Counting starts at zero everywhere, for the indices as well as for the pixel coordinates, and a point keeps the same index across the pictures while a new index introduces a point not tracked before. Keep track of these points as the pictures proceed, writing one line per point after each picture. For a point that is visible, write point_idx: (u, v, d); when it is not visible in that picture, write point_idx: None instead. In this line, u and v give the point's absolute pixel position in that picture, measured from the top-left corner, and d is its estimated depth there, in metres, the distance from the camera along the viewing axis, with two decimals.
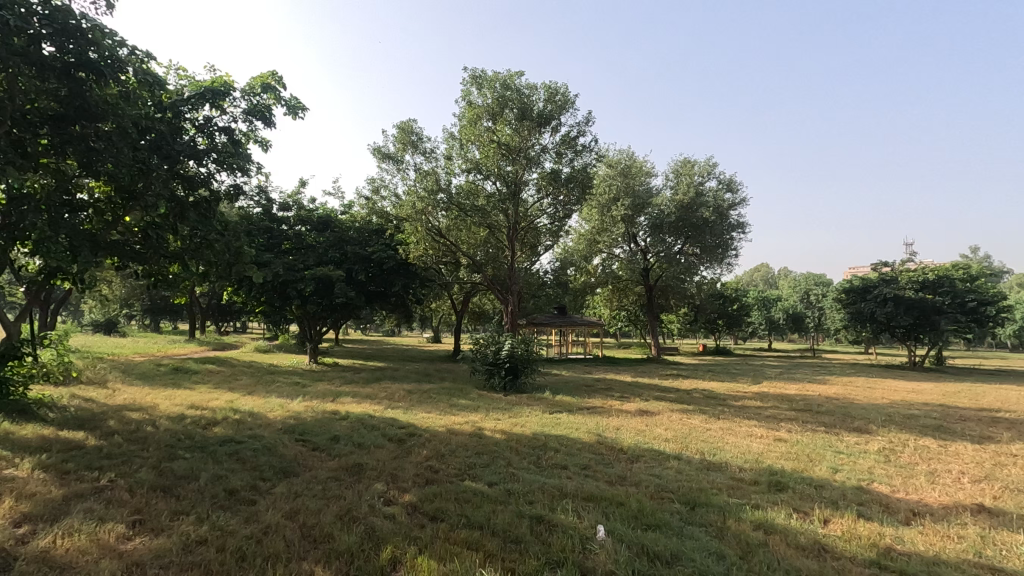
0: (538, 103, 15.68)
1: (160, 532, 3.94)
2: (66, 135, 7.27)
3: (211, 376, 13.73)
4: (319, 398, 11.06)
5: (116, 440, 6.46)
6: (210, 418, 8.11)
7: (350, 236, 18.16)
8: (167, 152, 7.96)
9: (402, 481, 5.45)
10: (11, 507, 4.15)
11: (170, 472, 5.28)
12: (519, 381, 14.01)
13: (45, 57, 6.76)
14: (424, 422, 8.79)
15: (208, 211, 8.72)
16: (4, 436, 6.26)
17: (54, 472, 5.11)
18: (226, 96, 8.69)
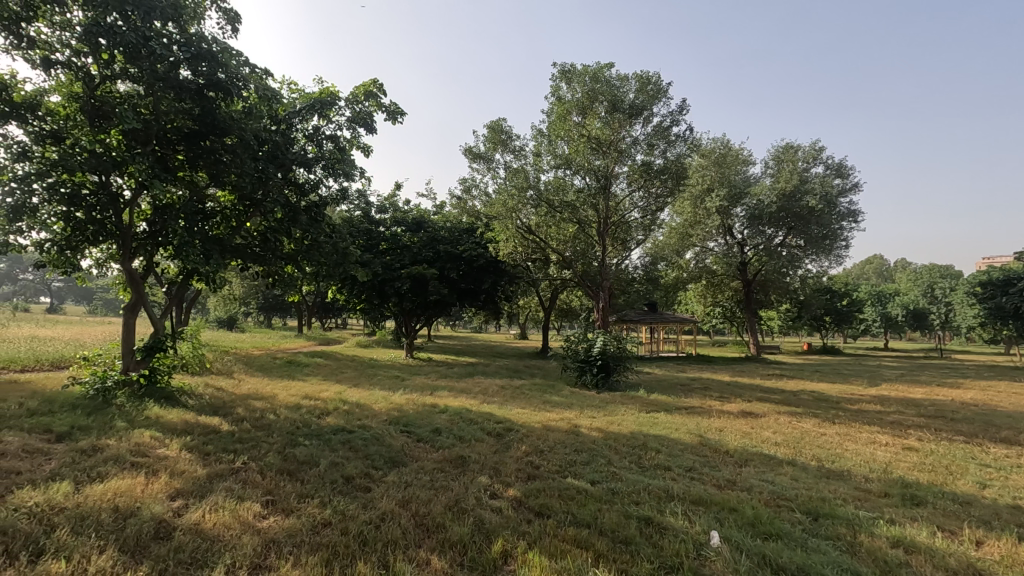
0: (629, 94, 15.31)
1: (290, 512, 4.26)
2: (198, 150, 8.12)
3: (319, 369, 14.73)
4: (418, 391, 11.51)
5: (245, 426, 7.09)
6: (323, 407, 8.70)
7: (442, 236, 18.74)
8: (281, 161, 8.62)
9: (505, 475, 5.51)
10: (167, 483, 4.67)
11: (293, 458, 5.69)
12: (612, 379, 13.75)
13: (182, 81, 7.54)
14: (520, 417, 8.87)
15: (318, 213, 9.52)
16: (155, 419, 7.08)
17: (198, 453, 5.71)
18: (334, 106, 9.26)
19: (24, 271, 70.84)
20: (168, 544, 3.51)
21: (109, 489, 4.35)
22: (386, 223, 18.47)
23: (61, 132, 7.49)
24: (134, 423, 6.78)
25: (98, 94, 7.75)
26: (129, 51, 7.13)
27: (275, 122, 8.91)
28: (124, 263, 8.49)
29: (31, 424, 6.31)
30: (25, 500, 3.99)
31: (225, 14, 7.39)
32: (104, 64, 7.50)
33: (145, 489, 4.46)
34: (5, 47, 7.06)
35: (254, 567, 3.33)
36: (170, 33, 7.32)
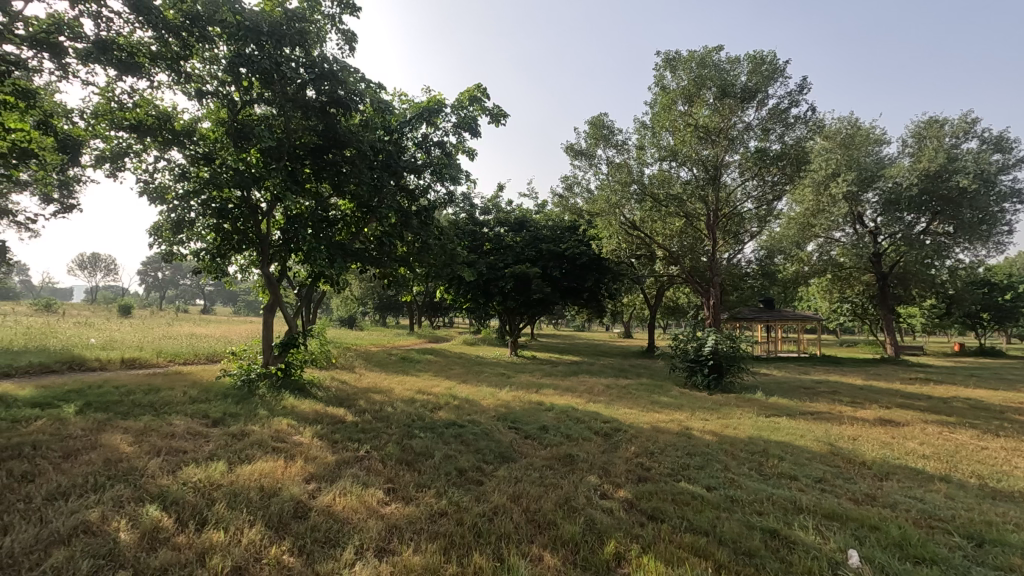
0: (740, 77, 14.38)
1: (409, 500, 4.50)
2: (322, 163, 8.85)
3: (431, 365, 15.44)
4: (523, 388, 11.69)
5: (366, 417, 7.61)
6: (435, 402, 9.11)
7: (544, 234, 18.82)
8: (394, 169, 9.16)
9: (615, 476, 5.40)
10: (303, 467, 5.14)
11: (411, 449, 6.01)
12: (725, 379, 13.02)
13: (309, 100, 8.27)
14: (627, 417, 8.67)
15: (428, 217, 9.99)
16: (290, 408, 7.83)
17: (327, 440, 6.22)
18: (441, 113, 9.59)
19: (183, 278, 81.60)
20: (306, 523, 3.85)
21: (256, 470, 4.87)
22: (490, 224, 18.95)
23: (212, 154, 8.50)
24: (273, 412, 7.54)
25: (239, 118, 8.68)
26: (264, 77, 7.92)
27: (388, 132, 9.44)
28: (263, 268, 9.48)
29: (193, 410, 7.24)
30: (191, 476, 4.59)
31: (342, 35, 7.99)
32: (244, 91, 8.41)
33: (284, 472, 4.94)
34: (169, 83, 8.16)
35: (380, 550, 3.55)
36: (298, 57, 8.05)
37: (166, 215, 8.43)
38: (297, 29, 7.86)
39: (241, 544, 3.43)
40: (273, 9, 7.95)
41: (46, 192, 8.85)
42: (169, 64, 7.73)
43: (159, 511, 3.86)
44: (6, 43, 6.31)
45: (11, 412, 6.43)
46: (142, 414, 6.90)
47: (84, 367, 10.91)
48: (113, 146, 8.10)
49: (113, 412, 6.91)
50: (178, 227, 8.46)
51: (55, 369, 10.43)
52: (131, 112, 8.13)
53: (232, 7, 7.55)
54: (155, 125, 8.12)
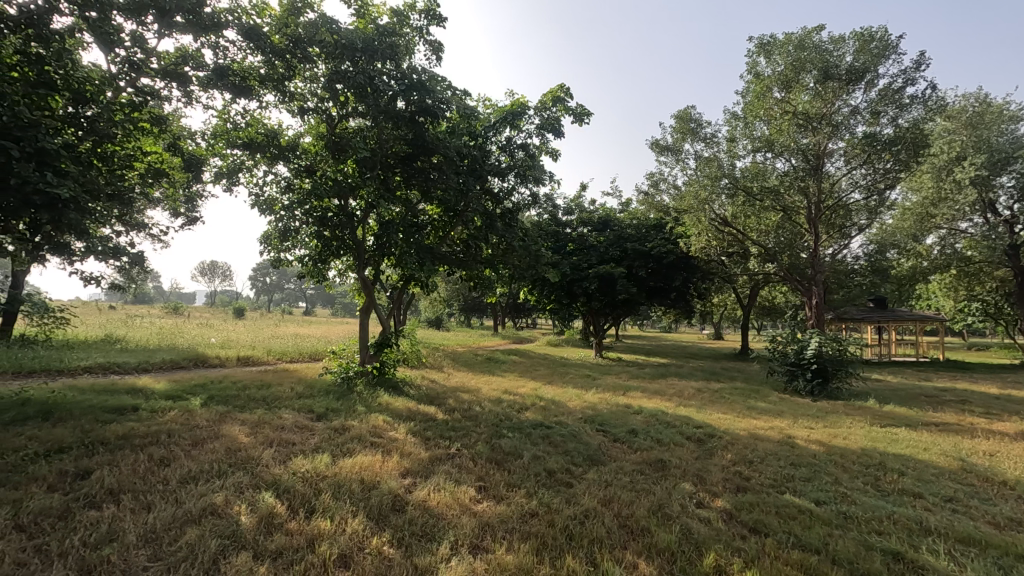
0: (846, 57, 13.30)
1: (500, 499, 4.55)
2: (412, 170, 9.22)
3: (515, 366, 15.62)
4: (610, 391, 11.48)
5: (456, 415, 7.82)
6: (522, 402, 9.18)
7: (629, 233, 18.41)
8: (480, 173, 9.37)
9: (711, 484, 5.14)
10: (399, 462, 5.37)
11: (500, 448, 6.08)
12: (831, 385, 12.06)
13: (399, 110, 8.63)
14: (722, 423, 8.27)
15: (512, 219, 10.11)
16: (386, 405, 8.22)
17: (420, 437, 6.46)
18: (524, 116, 9.59)
19: (288, 282, 88.45)
20: (403, 516, 3.99)
21: (356, 463, 5.15)
22: (573, 225, 18.84)
23: (313, 166, 9.13)
24: (371, 408, 7.96)
25: (337, 131, 9.25)
26: (359, 91, 8.38)
27: (473, 137, 9.62)
28: (359, 272, 10.05)
29: (300, 405, 7.79)
30: (300, 467, 4.93)
31: (430, 46, 8.27)
32: (341, 105, 8.96)
33: (382, 466, 5.19)
34: (275, 102, 8.87)
35: (474, 547, 3.62)
36: (390, 70, 8.42)
37: (274, 224, 9.16)
38: (388, 44, 8.16)
39: (346, 533, 3.63)
40: (366, 26, 8.37)
41: (175, 207, 9.90)
42: (275, 84, 8.41)
43: (274, 498, 4.18)
44: (143, 75, 7.15)
45: (150, 403, 7.26)
46: (257, 407, 7.53)
47: (207, 363, 12.10)
48: (229, 162, 8.93)
49: (231, 405, 7.61)
50: (285, 235, 9.17)
51: (184, 365, 11.68)
52: (244, 131, 8.93)
53: (330, 28, 8.06)
54: (264, 142, 8.87)
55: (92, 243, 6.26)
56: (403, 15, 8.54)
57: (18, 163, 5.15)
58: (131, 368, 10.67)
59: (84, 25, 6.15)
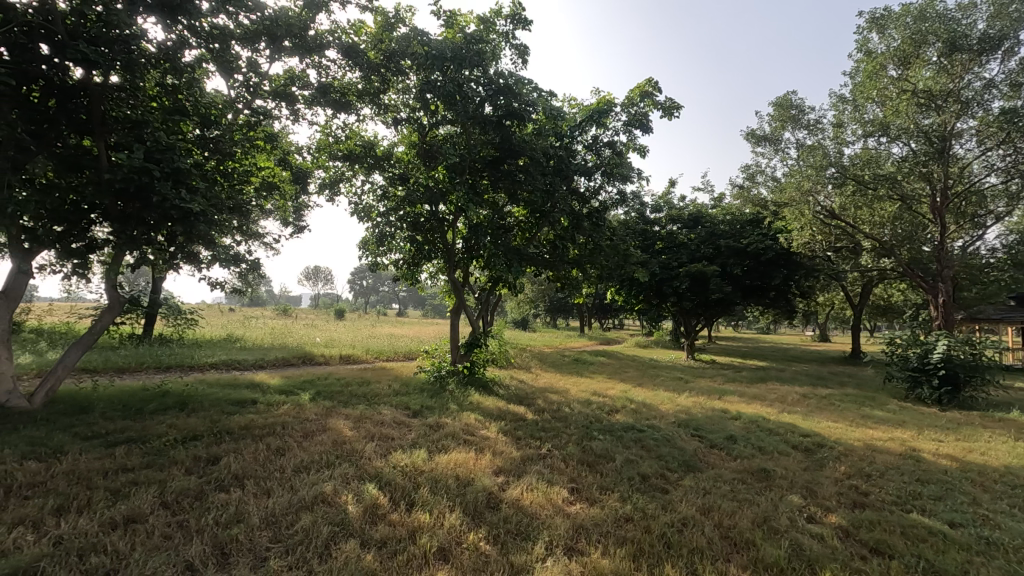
0: (977, 24, 11.83)
1: (594, 502, 4.49)
2: (499, 173, 9.37)
3: (604, 367, 15.40)
4: (705, 395, 11.00)
5: (546, 416, 7.83)
6: (612, 404, 9.02)
7: (722, 229, 17.54)
8: (566, 173, 9.33)
9: (823, 498, 4.77)
10: (493, 460, 5.46)
11: (591, 451, 6.01)
12: (963, 394, 10.75)
13: (487, 115, 8.80)
14: (833, 432, 7.63)
15: (600, 218, 9.98)
16: (477, 404, 8.41)
17: (511, 437, 6.53)
18: (610, 113, 9.35)
19: (383, 285, 93.25)
20: (498, 514, 4.06)
21: (451, 460, 5.31)
22: (661, 222, 18.27)
23: (406, 173, 9.55)
24: (462, 407, 8.18)
25: (427, 139, 9.60)
26: (448, 99, 8.66)
27: (559, 138, 9.59)
28: (449, 274, 10.37)
29: (397, 402, 8.17)
30: (399, 461, 5.17)
31: (515, 49, 8.38)
32: (431, 114, 9.32)
33: (475, 463, 5.31)
34: (371, 115, 9.38)
35: (569, 549, 3.61)
36: (477, 77, 8.61)
37: (371, 230, 9.70)
38: (475, 51, 8.34)
39: (444, 527, 3.75)
40: (455, 36, 8.63)
41: (285, 218, 10.76)
42: (371, 98, 8.91)
43: (377, 489, 4.41)
44: (258, 97, 7.86)
45: (266, 397, 7.92)
46: (358, 403, 7.99)
47: (313, 361, 13.03)
48: (331, 174, 9.59)
49: (336, 400, 8.13)
50: (381, 240, 9.68)
51: (294, 362, 12.67)
52: (344, 144, 9.55)
53: (421, 40, 8.40)
54: (362, 153, 9.43)
55: (218, 251, 6.96)
56: (489, 22, 8.73)
57: (159, 182, 5.85)
58: (249, 365, 11.73)
59: (210, 57, 6.88)
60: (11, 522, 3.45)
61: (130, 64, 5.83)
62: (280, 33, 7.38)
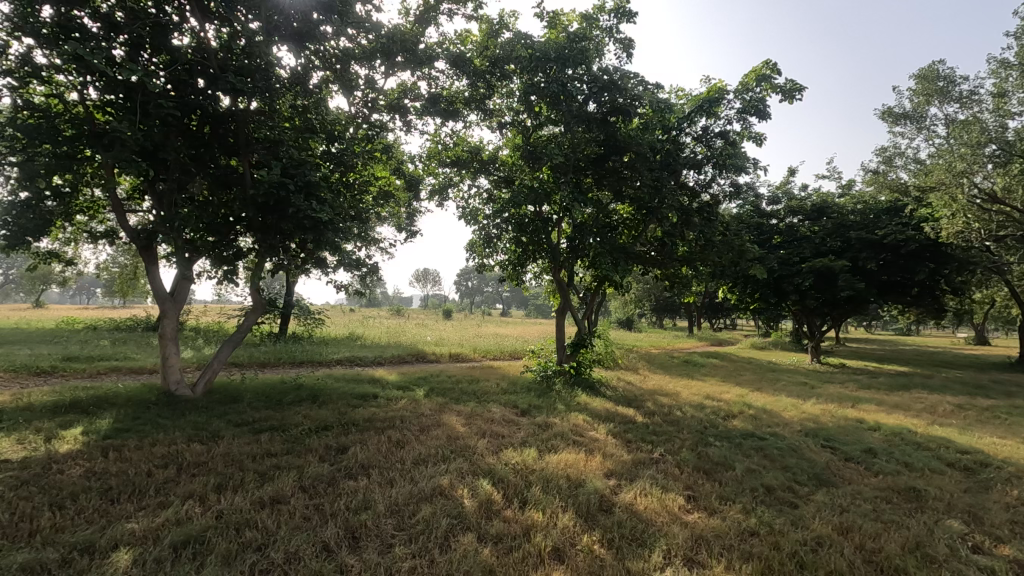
0: None
1: (713, 511, 4.26)
2: (603, 171, 9.22)
3: (717, 369, 14.59)
4: (836, 402, 10.02)
5: (657, 419, 7.57)
6: (728, 409, 8.52)
7: (853, 220, 15.90)
8: (674, 167, 8.96)
9: (991, 526, 4.13)
10: (603, 462, 5.38)
11: (708, 457, 5.71)
12: None
13: (591, 112, 8.69)
14: (1000, 450, 6.59)
15: (711, 213, 9.47)
16: (584, 405, 8.34)
17: (622, 439, 6.39)
18: (722, 101, 8.78)
19: (487, 286, 95.96)
20: (612, 518, 3.98)
21: (562, 460, 5.31)
22: (780, 214, 16.98)
23: (511, 175, 9.72)
24: (570, 407, 8.16)
25: (532, 140, 9.69)
26: (552, 99, 8.67)
27: (666, 130, 9.16)
28: (555, 274, 10.39)
29: (506, 400, 8.34)
30: (511, 459, 5.26)
31: (620, 44, 8.20)
32: (535, 116, 9.39)
33: (586, 465, 5.25)
34: (478, 120, 9.67)
35: (689, 560, 3.45)
36: (581, 74, 8.50)
37: (478, 232, 9.99)
38: (578, 49, 8.26)
39: (558, 528, 3.75)
40: (557, 36, 8.61)
41: (399, 223, 11.41)
42: (477, 104, 9.22)
43: (490, 485, 4.51)
44: (375, 111, 8.41)
45: (385, 392, 8.45)
46: (469, 400, 8.26)
47: (426, 358, 13.71)
48: (441, 180, 10.03)
49: (448, 397, 8.47)
50: (488, 241, 9.94)
51: (408, 359, 13.42)
52: (452, 150, 9.95)
53: (525, 43, 8.51)
54: (469, 158, 9.77)
55: (342, 256, 7.53)
56: (592, 19, 8.61)
57: (294, 196, 6.47)
58: (369, 362, 12.58)
59: (334, 77, 7.45)
60: (183, 496, 3.99)
61: (268, 90, 6.47)
62: (394, 49, 7.83)
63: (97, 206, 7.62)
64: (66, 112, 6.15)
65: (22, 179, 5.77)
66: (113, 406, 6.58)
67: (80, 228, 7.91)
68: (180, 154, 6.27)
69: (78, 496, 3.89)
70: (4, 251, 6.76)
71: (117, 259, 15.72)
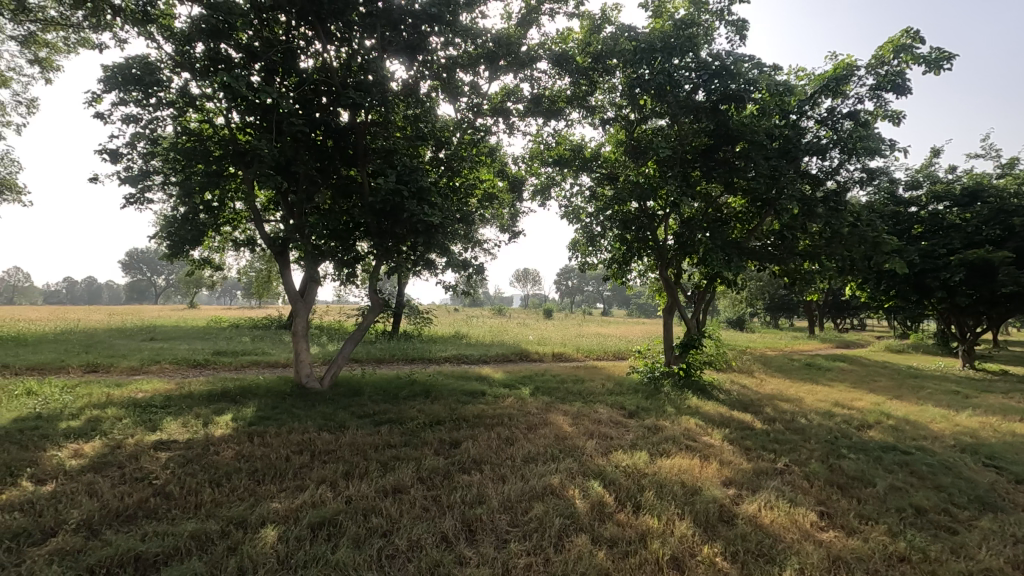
0: None
1: (852, 531, 3.86)
2: (713, 162, 8.74)
3: (846, 374, 13.28)
4: (998, 414, 8.70)
5: (779, 426, 7.03)
6: (862, 418, 7.70)
7: (1017, 204, 13.70)
8: (794, 154, 8.28)
9: None
10: (721, 470, 5.09)
11: (842, 471, 5.19)
12: None
13: (700, 102, 8.25)
14: None
15: (839, 202, 8.63)
16: (696, 408, 7.96)
17: (740, 446, 6.00)
18: (851, 78, 7.96)
19: (588, 285, 95.20)
20: (735, 530, 3.74)
21: (675, 465, 5.09)
22: (921, 201, 15.08)
23: (614, 172, 9.55)
24: (681, 410, 7.83)
25: (636, 135, 9.43)
26: (658, 91, 8.37)
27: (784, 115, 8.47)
28: (661, 272, 10.02)
29: (613, 401, 8.18)
30: (621, 461, 5.14)
31: (733, 26, 7.72)
32: (639, 109, 9.13)
33: (702, 472, 4.99)
34: (580, 118, 9.59)
35: None
36: (689, 62, 8.11)
37: (581, 231, 9.92)
38: (686, 36, 7.88)
39: (676, 536, 3.60)
40: (663, 24, 8.28)
41: (503, 224, 11.64)
42: (580, 102, 9.14)
43: (602, 488, 4.44)
44: (480, 116, 8.62)
45: (493, 389, 8.64)
46: (575, 400, 8.21)
47: (529, 357, 13.86)
48: (543, 180, 10.09)
49: (553, 396, 8.48)
50: (591, 239, 9.84)
51: (512, 357, 13.65)
52: (555, 149, 9.98)
53: (629, 36, 8.31)
54: (571, 156, 9.74)
55: (450, 257, 7.80)
56: (700, 3, 8.18)
57: (408, 201, 6.82)
58: (474, 359, 12.96)
59: (442, 85, 7.72)
60: (317, 480, 4.34)
61: (384, 102, 6.87)
62: (498, 53, 7.95)
63: (240, 217, 8.54)
64: (215, 135, 6.95)
65: (182, 196, 6.62)
66: (256, 395, 7.35)
67: (226, 237, 8.92)
68: (308, 167, 6.84)
69: (232, 475, 4.38)
70: (168, 258, 7.79)
71: (255, 264, 17.59)
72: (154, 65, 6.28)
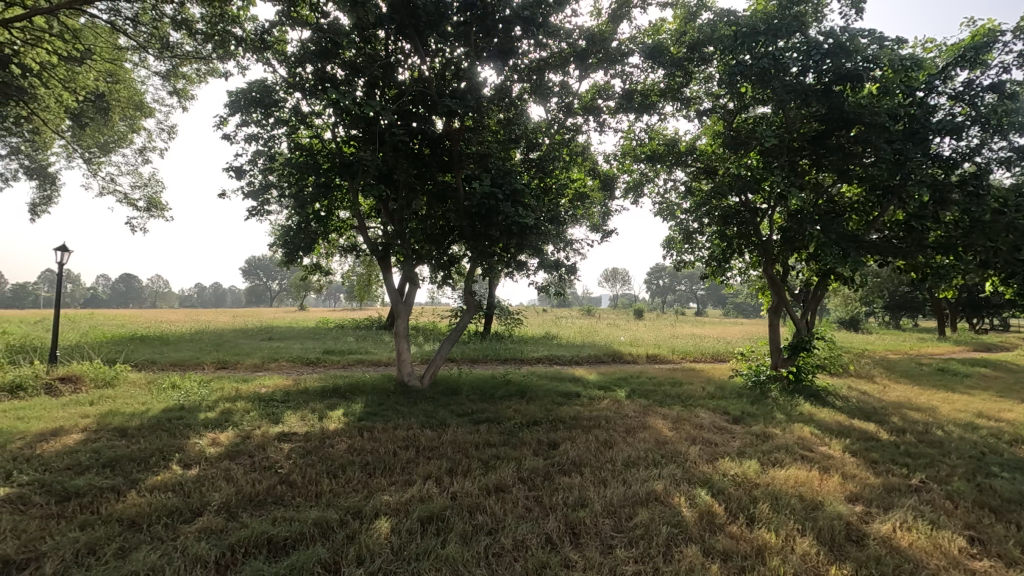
0: None
1: (1013, 562, 3.38)
2: (826, 148, 8.07)
3: (989, 381, 11.71)
4: None
5: (910, 438, 6.33)
6: (1015, 432, 6.74)
7: None
8: (922, 136, 7.44)
9: None
10: (844, 483, 4.66)
11: (993, 492, 4.56)
12: None
13: (809, 85, 7.63)
14: None
15: (979, 186, 7.64)
16: (809, 416, 7.37)
17: (864, 459, 5.47)
18: (994, 45, 7.01)
19: (681, 284, 91.75)
20: (866, 551, 3.41)
21: (791, 476, 4.73)
22: None
23: (711, 165, 9.12)
24: (792, 417, 7.29)
25: (735, 125, 8.92)
26: (760, 76, 7.85)
27: (909, 92, 7.64)
28: (766, 269, 9.41)
29: (715, 406, 7.79)
30: (729, 470, 4.87)
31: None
32: (739, 98, 8.63)
33: (823, 485, 4.60)
34: (674, 111, 9.24)
35: None
36: (796, 43, 7.52)
37: (676, 228, 9.56)
38: (793, 15, 7.33)
39: (797, 553, 3.34)
40: (765, 6, 7.77)
41: (594, 223, 11.50)
42: (674, 94, 8.81)
43: (710, 497, 4.22)
44: (570, 116, 8.56)
45: (587, 391, 8.54)
46: (674, 404, 7.91)
47: (622, 359, 13.58)
48: (635, 177, 9.85)
49: (650, 399, 8.23)
50: (687, 237, 9.45)
51: (605, 359, 13.45)
52: (647, 145, 9.72)
53: (728, 21, 7.88)
54: (664, 151, 9.43)
55: (542, 258, 7.82)
56: None
57: (502, 203, 6.93)
58: (567, 360, 12.91)
59: (532, 88, 7.73)
60: (423, 475, 4.51)
61: (476, 108, 7.02)
62: (589, 52, 7.85)
63: (345, 225, 9.10)
64: (323, 149, 7.45)
65: (296, 207, 7.16)
66: (363, 393, 7.79)
67: (334, 244, 9.56)
68: (407, 175, 7.15)
69: (346, 468, 4.65)
70: (285, 265, 8.46)
71: (358, 268, 18.71)
72: (272, 88, 6.85)
